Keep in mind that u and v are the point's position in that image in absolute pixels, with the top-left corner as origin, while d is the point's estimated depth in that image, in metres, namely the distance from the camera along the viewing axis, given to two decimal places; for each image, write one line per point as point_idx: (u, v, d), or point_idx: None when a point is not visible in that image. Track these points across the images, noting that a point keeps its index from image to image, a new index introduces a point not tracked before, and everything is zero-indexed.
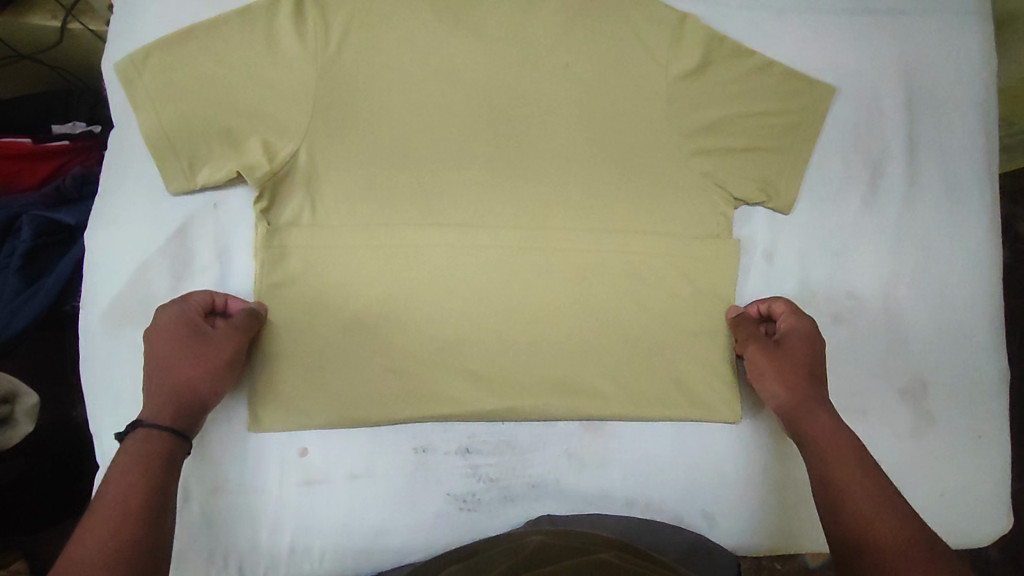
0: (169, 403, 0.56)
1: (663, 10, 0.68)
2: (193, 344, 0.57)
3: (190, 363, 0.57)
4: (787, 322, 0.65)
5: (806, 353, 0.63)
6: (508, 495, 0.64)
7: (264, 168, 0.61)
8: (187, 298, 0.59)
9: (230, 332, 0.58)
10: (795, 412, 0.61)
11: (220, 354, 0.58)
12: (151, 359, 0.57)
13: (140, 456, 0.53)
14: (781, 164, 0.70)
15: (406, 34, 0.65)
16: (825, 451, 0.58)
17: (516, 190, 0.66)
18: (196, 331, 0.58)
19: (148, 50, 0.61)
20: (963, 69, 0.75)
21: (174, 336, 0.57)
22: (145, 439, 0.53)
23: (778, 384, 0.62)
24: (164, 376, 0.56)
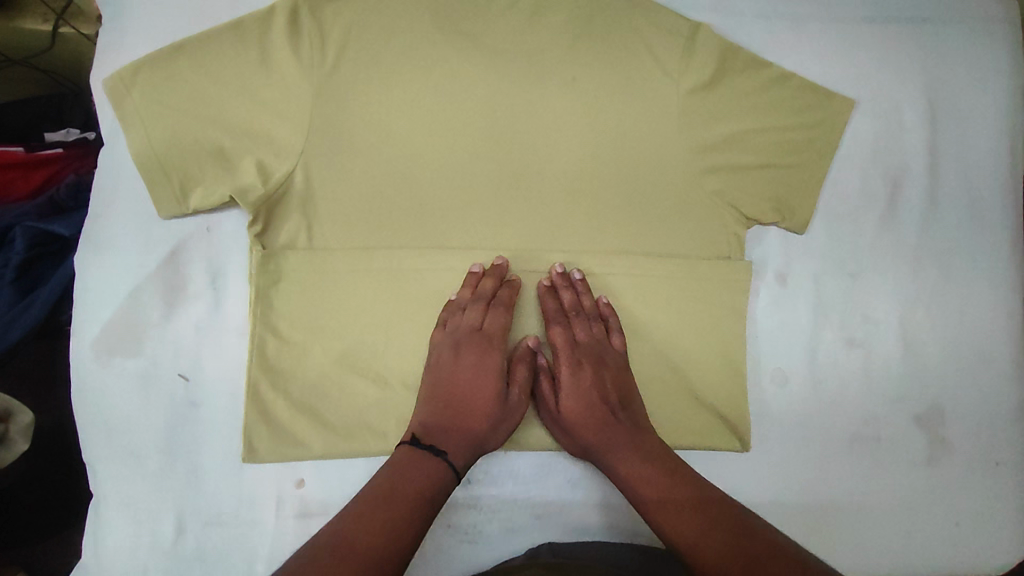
0: (453, 428, 0.56)
1: (674, 21, 0.65)
2: (480, 368, 0.59)
3: (495, 411, 0.58)
4: (558, 335, 0.61)
5: (586, 380, 0.60)
6: (510, 526, 0.62)
7: (258, 191, 0.59)
8: (490, 311, 0.60)
9: (518, 382, 0.60)
10: (578, 436, 0.59)
11: (513, 407, 0.59)
12: (439, 386, 0.58)
13: (418, 463, 0.53)
14: (798, 182, 0.66)
15: (406, 47, 0.62)
16: (637, 471, 0.57)
17: (520, 210, 0.63)
18: (480, 353, 0.59)
19: (136, 66, 0.59)
20: (989, 79, 0.72)
21: (453, 354, 0.59)
22: (419, 457, 0.54)
23: (566, 404, 0.59)
24: (467, 401, 0.58)
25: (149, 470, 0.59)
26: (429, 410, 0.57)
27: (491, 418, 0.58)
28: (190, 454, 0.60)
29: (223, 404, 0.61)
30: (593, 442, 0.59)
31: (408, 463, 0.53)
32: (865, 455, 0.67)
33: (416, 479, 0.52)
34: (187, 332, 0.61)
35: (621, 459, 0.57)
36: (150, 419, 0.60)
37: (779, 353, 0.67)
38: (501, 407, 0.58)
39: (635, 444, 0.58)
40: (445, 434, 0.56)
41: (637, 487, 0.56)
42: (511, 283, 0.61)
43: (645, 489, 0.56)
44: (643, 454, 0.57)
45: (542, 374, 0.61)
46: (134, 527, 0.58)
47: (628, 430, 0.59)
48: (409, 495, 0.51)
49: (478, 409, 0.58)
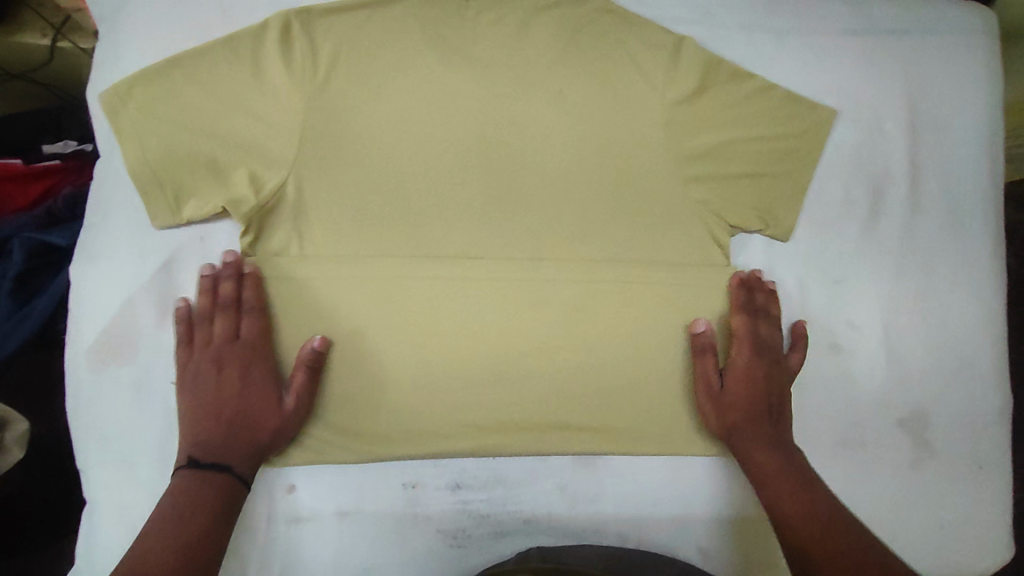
0: (232, 440, 0.57)
1: (658, 34, 0.66)
2: (244, 380, 0.59)
3: (214, 417, 0.58)
4: (767, 331, 0.65)
5: (760, 375, 0.63)
6: (499, 531, 0.63)
7: (250, 202, 0.60)
8: (242, 316, 0.60)
9: (294, 389, 0.59)
10: (725, 418, 0.62)
11: (235, 411, 0.58)
12: (202, 404, 0.58)
13: (196, 483, 0.55)
14: (781, 190, 0.68)
15: (396, 61, 0.64)
16: (764, 460, 0.60)
17: (508, 219, 0.64)
18: (241, 364, 0.59)
19: (132, 81, 0.61)
20: (968, 90, 0.73)
21: (210, 369, 0.59)
22: (191, 480, 0.55)
23: (732, 387, 0.63)
24: (241, 410, 0.58)
25: (142, 478, 0.60)
26: (201, 427, 0.57)
27: (271, 428, 0.58)
28: None
29: None
30: (734, 425, 0.62)
31: (190, 485, 0.54)
32: (850, 460, 0.67)
33: (202, 495, 0.54)
34: None
35: (757, 447, 0.60)
36: (143, 427, 0.60)
37: None
38: (278, 415, 0.59)
39: (773, 440, 0.61)
40: (219, 449, 0.57)
41: (764, 477, 0.59)
42: (250, 278, 0.60)
43: (769, 480, 0.58)
44: (778, 451, 0.60)
45: (707, 352, 0.63)
46: (128, 534, 0.59)
47: (773, 426, 0.62)
48: (198, 511, 0.53)
49: (260, 419, 0.58)
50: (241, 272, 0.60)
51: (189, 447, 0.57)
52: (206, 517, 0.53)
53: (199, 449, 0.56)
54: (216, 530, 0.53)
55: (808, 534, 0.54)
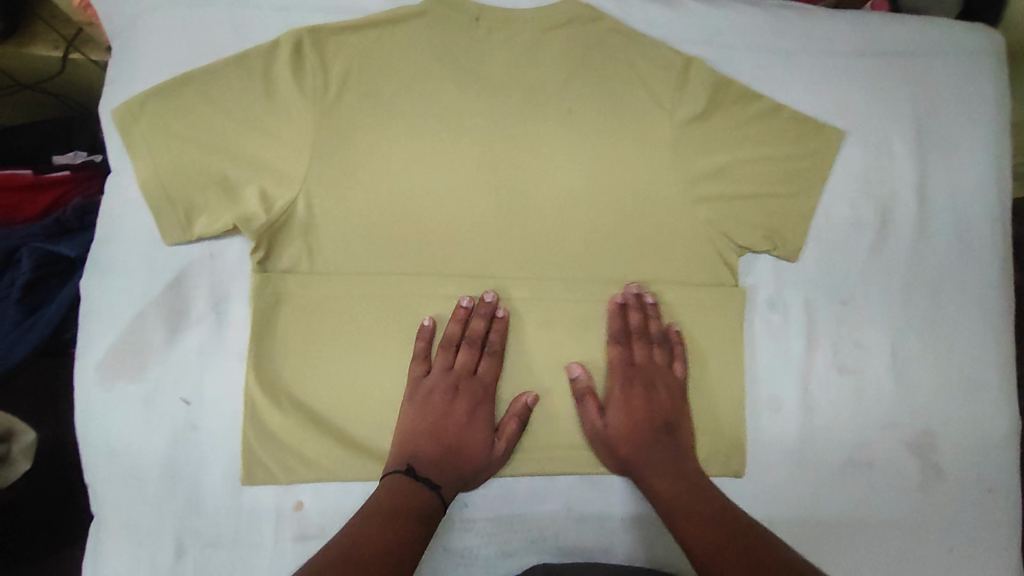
0: (445, 465, 0.59)
1: (667, 54, 0.67)
2: (470, 413, 0.62)
3: (437, 440, 0.60)
4: (642, 353, 0.64)
5: (635, 401, 0.63)
6: (506, 550, 0.63)
7: (261, 219, 0.60)
8: (483, 356, 0.63)
9: (505, 438, 0.61)
10: (618, 451, 0.62)
11: (440, 434, 0.60)
12: (426, 421, 0.60)
13: (406, 492, 0.56)
14: (790, 211, 0.68)
15: (406, 79, 0.64)
16: (665, 486, 0.60)
17: (517, 236, 0.65)
18: (474, 400, 0.62)
19: (145, 97, 0.61)
20: (976, 112, 0.74)
21: (444, 394, 0.61)
22: (398, 487, 0.56)
23: (611, 420, 0.62)
24: (456, 442, 0.61)
25: (150, 493, 0.60)
26: (419, 443, 0.60)
27: (476, 465, 0.61)
28: (191, 477, 0.61)
29: (223, 427, 0.62)
30: (630, 456, 0.62)
31: (402, 487, 0.57)
32: (857, 481, 0.67)
33: (414, 501, 0.56)
34: (189, 356, 0.62)
35: (658, 476, 0.60)
36: (152, 442, 0.61)
37: (773, 379, 0.68)
38: (485, 456, 0.61)
39: (673, 464, 0.61)
40: (433, 468, 0.59)
41: (662, 495, 0.59)
42: (501, 322, 0.63)
43: (667, 497, 0.59)
44: (678, 475, 0.60)
45: (585, 397, 0.63)
46: (136, 548, 0.59)
47: (667, 449, 0.62)
48: (407, 512, 0.55)
49: (470, 453, 0.61)
50: (495, 315, 0.63)
51: (402, 457, 0.59)
52: (416, 522, 0.55)
53: (417, 461, 0.59)
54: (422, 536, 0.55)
55: (703, 542, 0.55)
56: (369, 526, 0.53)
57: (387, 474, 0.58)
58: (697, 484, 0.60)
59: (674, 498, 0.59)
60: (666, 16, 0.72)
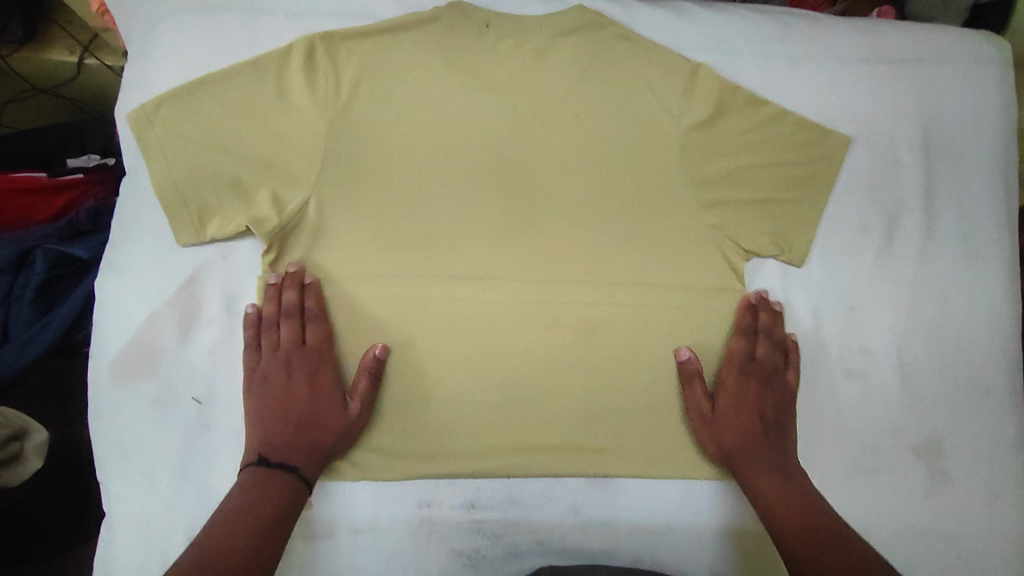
0: (302, 442, 0.58)
1: (674, 61, 0.68)
2: (312, 382, 0.61)
3: (284, 423, 0.59)
4: (764, 350, 0.65)
5: (749, 394, 0.64)
6: (514, 552, 0.63)
7: (273, 221, 0.61)
8: (307, 324, 0.62)
9: (358, 396, 0.61)
10: (721, 439, 0.63)
11: (289, 413, 0.59)
12: (268, 404, 0.60)
13: (265, 484, 0.55)
14: (795, 216, 0.68)
15: (416, 84, 0.65)
16: (764, 478, 0.61)
17: (525, 240, 0.65)
18: (310, 369, 0.61)
19: (160, 101, 0.62)
20: (983, 120, 0.74)
21: (279, 373, 0.60)
22: (257, 480, 0.55)
23: (720, 408, 0.64)
24: (307, 415, 0.59)
25: (161, 491, 0.61)
26: (269, 431, 0.59)
27: (337, 432, 0.60)
28: (201, 476, 0.61)
29: (234, 427, 0.62)
30: (732, 446, 0.63)
31: (262, 481, 0.55)
32: (864, 485, 0.67)
33: (270, 492, 0.55)
34: (200, 357, 0.63)
35: (759, 468, 0.61)
36: (163, 441, 0.61)
37: None
38: (345, 420, 0.60)
39: (776, 460, 0.62)
40: (286, 451, 0.58)
41: (760, 488, 0.60)
42: (312, 287, 0.62)
43: (766, 489, 0.60)
44: (781, 471, 0.61)
45: (694, 380, 0.64)
46: (145, 546, 0.60)
47: (775, 447, 0.63)
48: (262, 507, 0.53)
49: (325, 423, 0.59)
50: (304, 282, 0.62)
51: (257, 447, 0.58)
52: (273, 514, 0.53)
53: (268, 447, 0.58)
54: (281, 524, 0.54)
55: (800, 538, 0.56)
56: (221, 530, 0.51)
57: (243, 470, 0.56)
58: (800, 483, 0.60)
59: (772, 491, 0.60)
60: (674, 23, 0.73)
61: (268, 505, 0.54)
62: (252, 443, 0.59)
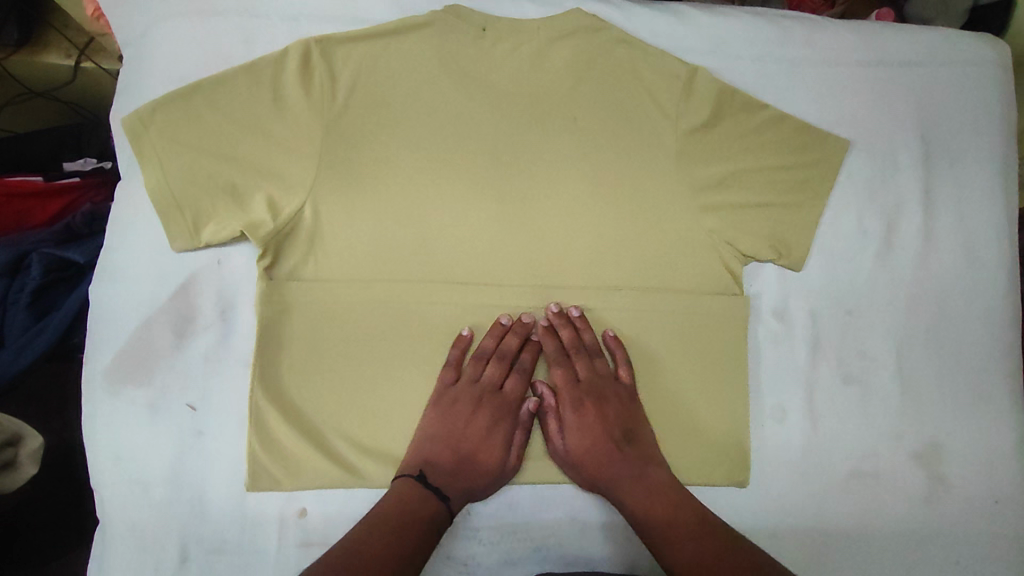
0: (457, 475, 0.60)
1: (671, 64, 0.67)
2: (493, 426, 0.62)
3: (449, 452, 0.60)
4: (584, 369, 0.64)
5: (592, 421, 0.62)
6: (510, 559, 0.62)
7: (268, 227, 0.61)
8: (511, 372, 0.64)
9: (523, 453, 0.62)
10: (584, 472, 0.62)
11: (448, 446, 0.61)
12: (446, 428, 0.61)
13: (417, 499, 0.56)
14: (794, 220, 0.68)
15: (412, 89, 0.65)
16: (637, 499, 0.59)
17: (521, 245, 0.65)
18: (499, 410, 0.63)
19: (154, 106, 0.62)
20: (982, 123, 0.74)
21: (469, 404, 0.62)
22: (418, 495, 0.57)
23: (571, 442, 0.62)
24: (472, 454, 0.61)
25: (154, 499, 0.60)
26: (434, 454, 0.60)
27: (487, 479, 0.61)
28: (195, 483, 0.61)
29: (229, 435, 0.62)
30: (596, 476, 0.61)
31: (413, 496, 0.56)
32: (863, 492, 0.67)
33: (423, 509, 0.56)
34: (195, 363, 0.63)
35: (627, 492, 0.60)
36: (158, 448, 0.61)
37: (778, 389, 0.68)
38: (500, 469, 0.61)
39: (642, 478, 0.60)
40: (447, 480, 0.59)
41: (633, 506, 0.59)
42: (538, 342, 0.64)
43: (637, 506, 0.59)
44: (647, 489, 0.59)
45: (541, 421, 0.63)
46: (139, 554, 0.60)
47: (633, 463, 0.61)
48: (416, 521, 0.55)
49: (481, 465, 0.60)
50: (530, 335, 0.64)
51: (416, 466, 0.59)
52: (425, 532, 0.55)
53: (428, 467, 0.59)
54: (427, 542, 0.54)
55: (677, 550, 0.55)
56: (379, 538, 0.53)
57: (399, 479, 0.58)
58: (674, 490, 0.59)
59: (645, 508, 0.58)
60: (672, 26, 0.73)
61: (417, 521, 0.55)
62: (412, 453, 0.60)
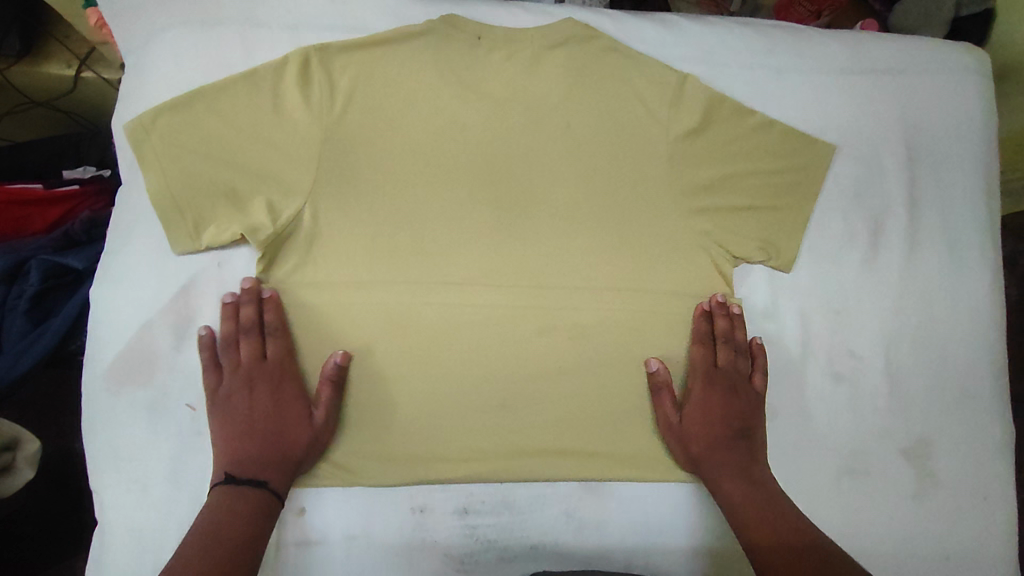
0: (262, 457, 0.58)
1: (662, 72, 0.69)
2: (275, 396, 0.61)
3: (244, 441, 0.59)
4: (725, 356, 0.66)
5: (715, 403, 0.64)
6: (507, 557, 0.63)
7: (267, 229, 0.62)
8: (265, 338, 0.62)
9: (321, 406, 0.61)
10: (690, 448, 0.63)
11: (253, 430, 0.59)
12: (237, 425, 0.60)
13: (234, 501, 0.56)
14: (781, 223, 0.69)
15: (410, 95, 0.66)
16: (737, 488, 0.60)
17: (515, 247, 0.66)
18: (272, 384, 0.61)
19: (156, 111, 0.63)
20: (964, 129, 0.76)
21: (242, 393, 0.61)
22: (228, 498, 0.56)
23: (689, 417, 0.64)
24: (272, 430, 0.60)
25: (154, 499, 0.61)
26: (236, 448, 0.59)
27: (304, 443, 0.60)
28: (194, 484, 0.61)
29: None
30: (703, 455, 0.63)
31: (227, 501, 0.56)
32: (856, 489, 0.68)
33: (237, 508, 0.55)
34: (195, 365, 0.63)
35: (729, 475, 0.61)
36: (157, 449, 0.62)
37: (769, 388, 0.69)
38: (310, 429, 0.60)
39: (746, 470, 0.61)
40: (256, 468, 0.58)
41: (736, 499, 0.60)
42: (270, 301, 0.62)
43: (743, 501, 0.60)
44: (750, 479, 0.61)
45: (662, 390, 0.64)
46: (139, 554, 0.60)
47: (743, 455, 0.62)
48: (235, 525, 0.54)
49: (290, 432, 0.60)
50: (261, 296, 0.62)
51: (226, 467, 0.58)
52: (248, 531, 0.54)
53: (238, 467, 0.58)
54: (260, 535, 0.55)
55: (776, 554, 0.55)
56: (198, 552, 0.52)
57: (212, 490, 0.57)
58: (778, 497, 0.60)
59: (748, 504, 0.59)
60: (662, 35, 0.75)
61: (242, 527, 0.54)
62: (219, 463, 0.59)
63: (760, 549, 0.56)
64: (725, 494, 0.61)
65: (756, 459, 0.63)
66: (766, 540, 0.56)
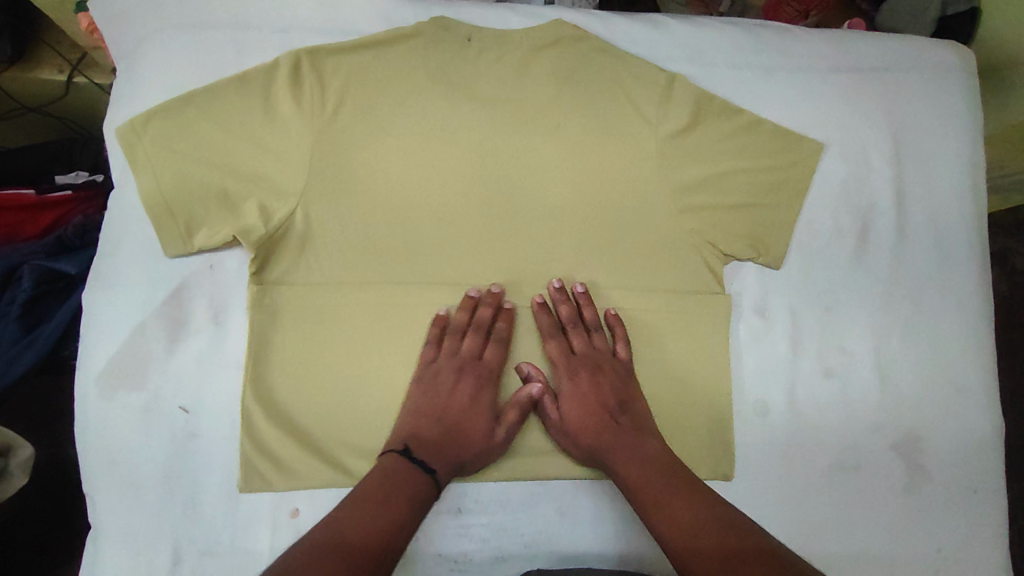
0: (443, 446, 0.59)
1: (650, 72, 0.70)
2: (474, 396, 0.63)
3: (432, 425, 0.60)
4: (582, 340, 0.65)
5: (586, 390, 0.63)
6: (501, 555, 0.63)
7: (259, 231, 0.62)
8: (490, 342, 0.65)
9: (507, 423, 0.62)
10: (579, 442, 0.62)
11: (450, 420, 0.61)
12: (428, 405, 0.61)
13: (407, 479, 0.55)
14: (770, 220, 0.70)
15: (401, 98, 0.67)
16: (631, 473, 0.59)
17: (507, 247, 0.67)
18: (479, 383, 0.63)
19: (148, 115, 0.63)
20: (950, 128, 0.77)
21: (449, 376, 0.63)
22: (402, 470, 0.56)
23: (566, 413, 0.63)
24: (455, 424, 0.61)
25: (148, 502, 0.61)
26: (415, 424, 0.60)
27: (478, 449, 0.61)
28: (189, 486, 0.62)
29: (221, 436, 0.63)
30: (592, 446, 0.62)
31: (402, 473, 0.56)
32: (847, 484, 0.69)
33: (410, 486, 0.55)
34: (188, 367, 0.64)
35: (622, 460, 0.60)
36: (151, 452, 0.62)
37: (760, 384, 0.70)
38: (486, 439, 0.61)
39: (635, 446, 0.60)
40: (432, 450, 0.58)
41: (632, 483, 0.58)
42: (508, 312, 0.65)
43: (639, 484, 0.58)
44: (642, 457, 0.60)
45: (539, 392, 0.64)
46: (134, 557, 0.60)
47: (628, 433, 0.61)
48: (400, 500, 0.54)
49: (471, 435, 0.61)
50: (501, 305, 0.65)
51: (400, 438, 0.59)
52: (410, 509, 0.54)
53: (414, 442, 0.58)
54: (413, 521, 0.54)
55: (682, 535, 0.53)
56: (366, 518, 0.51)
57: (387, 452, 0.57)
58: (670, 468, 0.59)
59: (644, 487, 0.58)
60: (651, 35, 0.75)
61: (407, 508, 0.53)
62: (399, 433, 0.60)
63: (667, 534, 0.54)
64: (626, 482, 0.59)
65: (638, 435, 0.61)
66: (672, 522, 0.54)
